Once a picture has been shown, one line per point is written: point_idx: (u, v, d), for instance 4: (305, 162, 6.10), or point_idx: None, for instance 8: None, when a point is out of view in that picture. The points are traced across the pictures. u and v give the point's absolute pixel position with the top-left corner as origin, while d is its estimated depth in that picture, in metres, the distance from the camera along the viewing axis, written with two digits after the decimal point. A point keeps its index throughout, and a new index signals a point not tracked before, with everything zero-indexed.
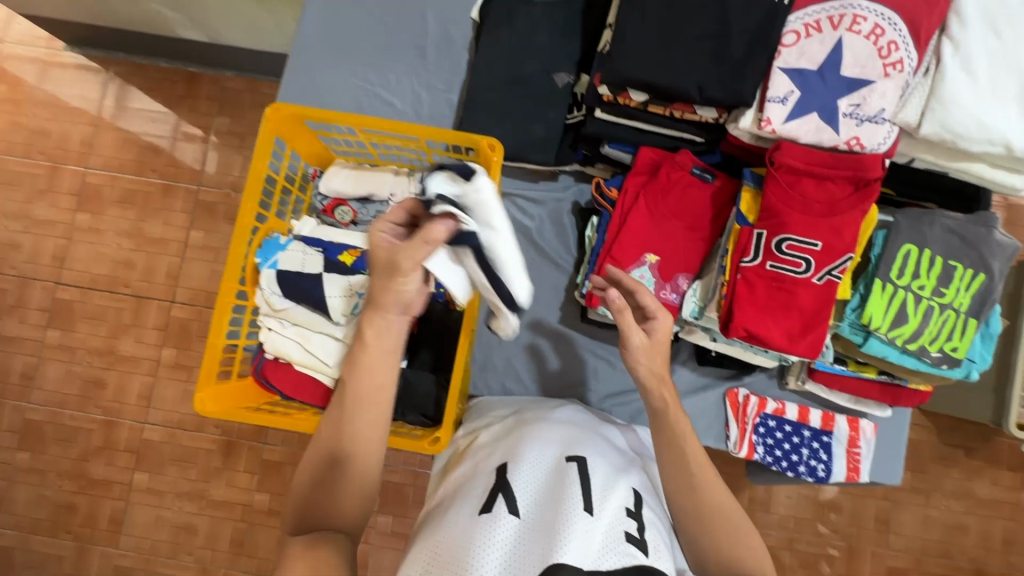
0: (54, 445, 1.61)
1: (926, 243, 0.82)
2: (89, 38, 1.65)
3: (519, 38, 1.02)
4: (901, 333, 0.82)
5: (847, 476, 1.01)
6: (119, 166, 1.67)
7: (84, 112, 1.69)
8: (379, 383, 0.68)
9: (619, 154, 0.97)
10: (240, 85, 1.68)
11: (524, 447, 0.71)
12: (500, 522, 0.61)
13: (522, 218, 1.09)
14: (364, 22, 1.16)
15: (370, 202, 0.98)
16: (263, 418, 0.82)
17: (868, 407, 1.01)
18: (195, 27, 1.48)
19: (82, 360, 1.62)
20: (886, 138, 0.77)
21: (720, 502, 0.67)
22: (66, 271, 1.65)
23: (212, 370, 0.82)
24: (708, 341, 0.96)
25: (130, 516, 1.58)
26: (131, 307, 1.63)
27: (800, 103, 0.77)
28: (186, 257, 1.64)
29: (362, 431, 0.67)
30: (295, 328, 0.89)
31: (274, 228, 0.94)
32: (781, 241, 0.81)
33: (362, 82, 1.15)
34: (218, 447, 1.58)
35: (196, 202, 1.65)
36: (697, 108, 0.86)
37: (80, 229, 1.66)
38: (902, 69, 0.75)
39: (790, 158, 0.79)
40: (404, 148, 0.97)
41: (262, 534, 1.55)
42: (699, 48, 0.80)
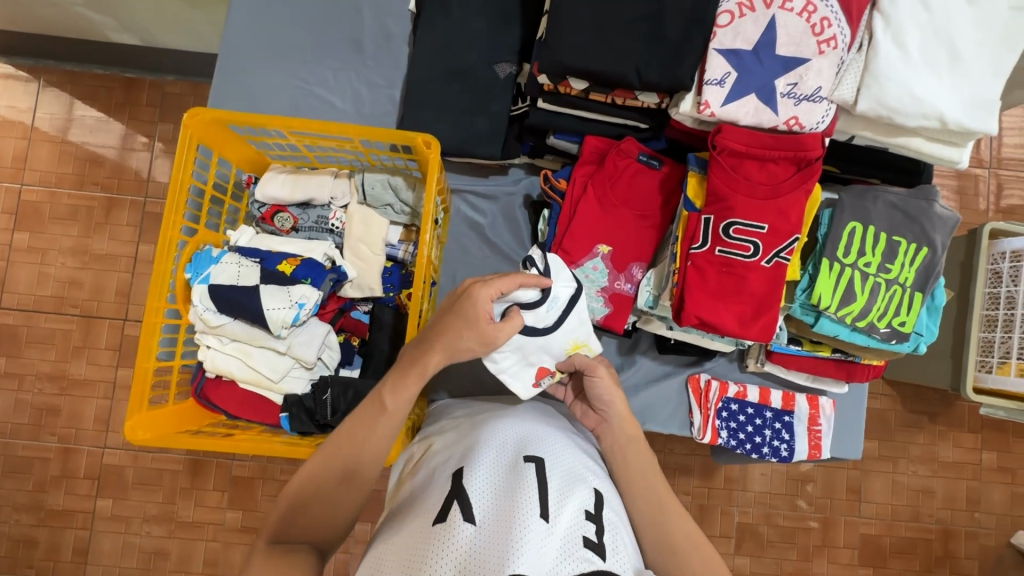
0: (7, 478, 1.53)
1: (870, 219, 0.82)
2: (12, 45, 1.55)
3: (458, 29, 0.99)
4: (851, 311, 0.82)
5: (809, 453, 1.02)
6: (57, 180, 1.58)
7: (15, 125, 1.59)
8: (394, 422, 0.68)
9: (565, 144, 0.95)
10: (182, 89, 1.60)
11: (481, 451, 0.68)
12: (454, 531, 0.57)
13: (473, 214, 1.07)
14: (297, 18, 1.11)
15: (311, 206, 0.95)
16: (201, 442, 0.78)
17: (826, 384, 1.02)
18: (125, 30, 1.40)
19: (32, 387, 1.54)
20: (824, 116, 0.76)
21: (683, 520, 0.70)
22: (7, 294, 1.56)
23: (144, 395, 0.77)
24: (666, 330, 0.96)
25: (95, 545, 1.51)
26: (80, 328, 1.55)
27: (738, 85, 0.76)
28: (137, 272, 1.56)
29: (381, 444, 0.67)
30: (235, 344, 0.85)
31: (206, 240, 0.89)
32: (728, 225, 0.80)
33: (299, 82, 1.10)
34: (184, 467, 1.52)
35: (143, 213, 1.58)
36: (638, 94, 0.84)
37: (19, 249, 1.57)
38: (836, 46, 0.74)
39: (732, 141, 0.78)
40: (340, 149, 0.93)
41: (237, 552, 1.50)
42: (635, 32, 0.78)
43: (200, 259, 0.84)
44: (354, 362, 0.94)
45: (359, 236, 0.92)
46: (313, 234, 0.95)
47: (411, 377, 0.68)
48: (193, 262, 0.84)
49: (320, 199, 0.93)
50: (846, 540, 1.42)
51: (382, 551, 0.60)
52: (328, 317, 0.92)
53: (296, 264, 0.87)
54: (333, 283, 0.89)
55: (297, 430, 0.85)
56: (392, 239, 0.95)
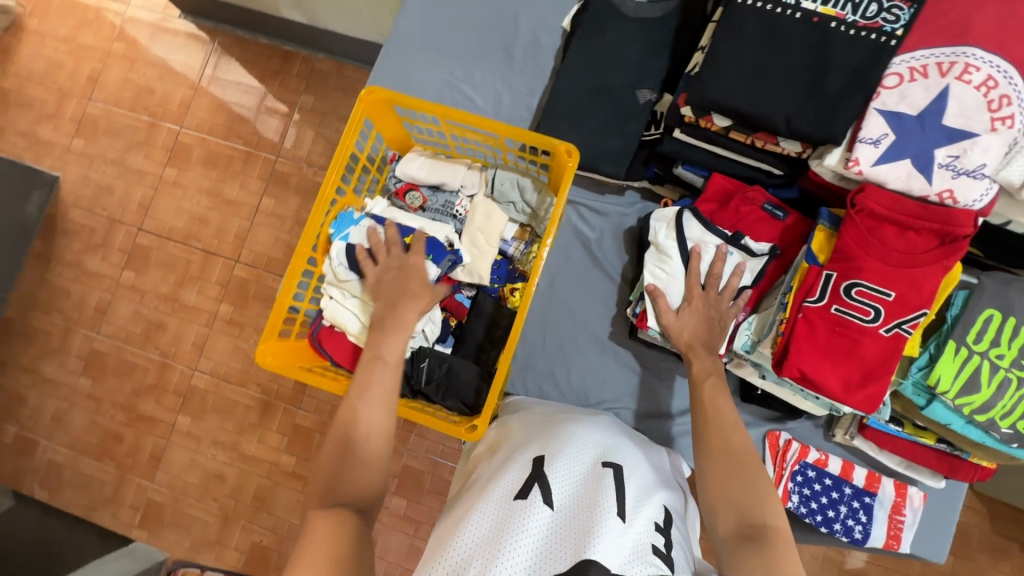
0: (113, 377, 1.73)
1: (1013, 310, 0.77)
2: (204, 9, 1.79)
3: (608, 51, 1.03)
4: (970, 402, 0.77)
5: (885, 542, 0.96)
6: (210, 129, 1.80)
7: (188, 76, 1.83)
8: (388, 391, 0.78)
9: (692, 175, 0.98)
10: (329, 67, 1.77)
11: (563, 443, 0.71)
12: (535, 511, 0.60)
13: (583, 226, 1.11)
14: (459, 19, 1.21)
15: (441, 190, 1.02)
16: (314, 378, 0.87)
17: (921, 473, 0.95)
18: (300, 9, 1.58)
19: (149, 303, 1.75)
20: (983, 195, 0.73)
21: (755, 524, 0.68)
22: (149, 219, 1.78)
23: (276, 326, 0.87)
24: (757, 378, 0.94)
25: (168, 454, 1.68)
26: (199, 261, 1.74)
27: (893, 147, 0.75)
28: (255, 222, 1.74)
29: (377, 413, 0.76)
30: (355, 301, 0.94)
31: (350, 203, 0.99)
32: (850, 286, 0.78)
33: (446, 76, 1.19)
34: (256, 404, 1.66)
35: (272, 171, 1.75)
36: (781, 141, 0.84)
37: (166, 182, 1.79)
38: (1012, 125, 0.71)
39: (873, 202, 0.77)
40: (481, 143, 1.00)
41: (283, 494, 1.61)
42: (793, 80, 0.79)
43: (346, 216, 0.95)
44: (447, 340, 0.99)
45: (477, 226, 0.99)
46: (437, 215, 1.02)
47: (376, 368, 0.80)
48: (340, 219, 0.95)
49: (453, 186, 1.01)
50: None
51: (461, 514, 0.65)
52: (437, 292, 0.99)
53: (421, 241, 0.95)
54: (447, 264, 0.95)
55: None
56: (508, 235, 1.01)
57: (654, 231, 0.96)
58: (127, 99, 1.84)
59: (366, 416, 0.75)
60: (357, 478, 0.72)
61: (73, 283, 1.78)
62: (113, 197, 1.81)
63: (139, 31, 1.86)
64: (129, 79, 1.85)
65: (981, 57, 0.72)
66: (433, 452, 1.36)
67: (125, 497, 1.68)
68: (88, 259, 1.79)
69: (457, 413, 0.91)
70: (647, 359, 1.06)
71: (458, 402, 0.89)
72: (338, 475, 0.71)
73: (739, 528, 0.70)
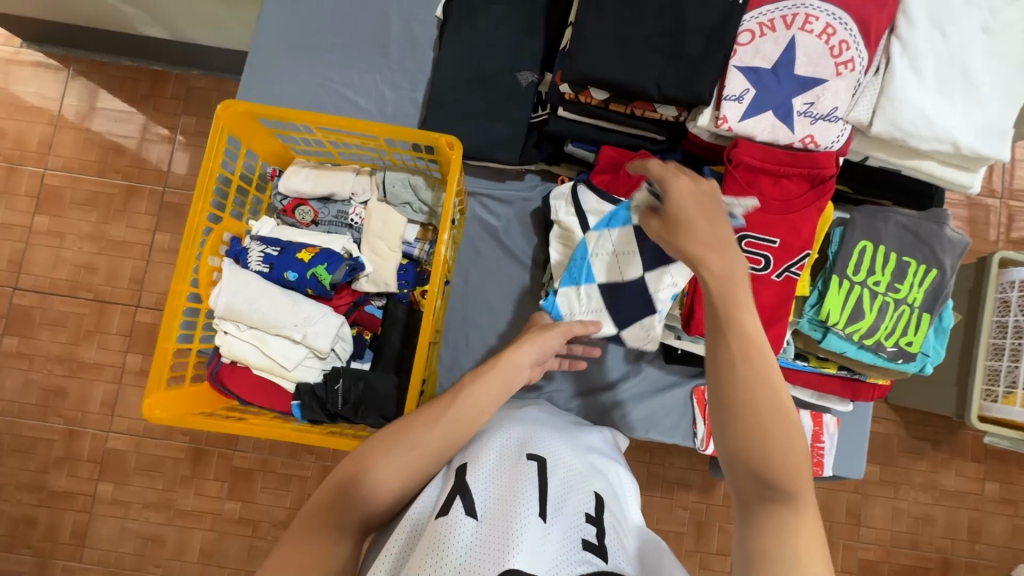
0: (12, 457, 1.54)
1: (881, 239, 0.83)
2: (47, 34, 1.60)
3: (482, 37, 1.01)
4: (857, 329, 0.83)
5: (811, 470, 1.02)
6: (80, 167, 1.62)
7: (43, 111, 1.63)
8: (416, 446, 0.63)
9: (583, 153, 0.97)
10: (207, 84, 1.63)
11: (483, 450, 0.69)
12: (456, 525, 0.57)
13: (488, 216, 1.09)
14: (325, 18, 1.14)
15: (331, 201, 0.97)
16: (212, 424, 0.80)
17: (830, 401, 1.02)
18: (156, 23, 1.44)
19: (42, 369, 1.56)
20: (839, 136, 0.78)
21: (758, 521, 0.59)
22: (24, 276, 1.59)
23: (162, 376, 0.80)
24: (673, 339, 0.97)
25: (94, 529, 1.52)
26: (94, 312, 1.57)
27: (756, 102, 0.78)
28: (152, 260, 1.59)
29: (402, 460, 0.62)
30: (252, 331, 0.87)
31: (229, 229, 0.91)
32: (741, 238, 0.81)
33: (324, 81, 1.13)
34: (186, 455, 1.53)
35: (161, 203, 1.60)
36: (658, 107, 0.86)
37: (38, 232, 1.60)
38: (853, 68, 0.76)
39: (747, 156, 0.80)
40: (364, 147, 0.95)
41: (233, 543, 1.50)
42: (657, 47, 0.80)
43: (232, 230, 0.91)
44: (365, 355, 0.95)
45: (377, 231, 0.94)
46: (332, 227, 0.97)
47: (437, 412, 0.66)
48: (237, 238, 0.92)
49: (342, 195, 0.96)
50: (843, 564, 1.41)
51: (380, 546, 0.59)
52: (343, 308, 0.94)
53: (314, 254, 0.89)
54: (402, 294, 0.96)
55: (309, 418, 0.87)
56: (409, 237, 0.96)
57: (554, 211, 0.96)
58: None
59: (380, 471, 0.61)
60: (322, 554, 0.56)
61: None
62: None
63: None
64: None
65: (818, 7, 0.76)
66: None
67: None
68: None
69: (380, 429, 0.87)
70: None
71: (379, 419, 0.85)
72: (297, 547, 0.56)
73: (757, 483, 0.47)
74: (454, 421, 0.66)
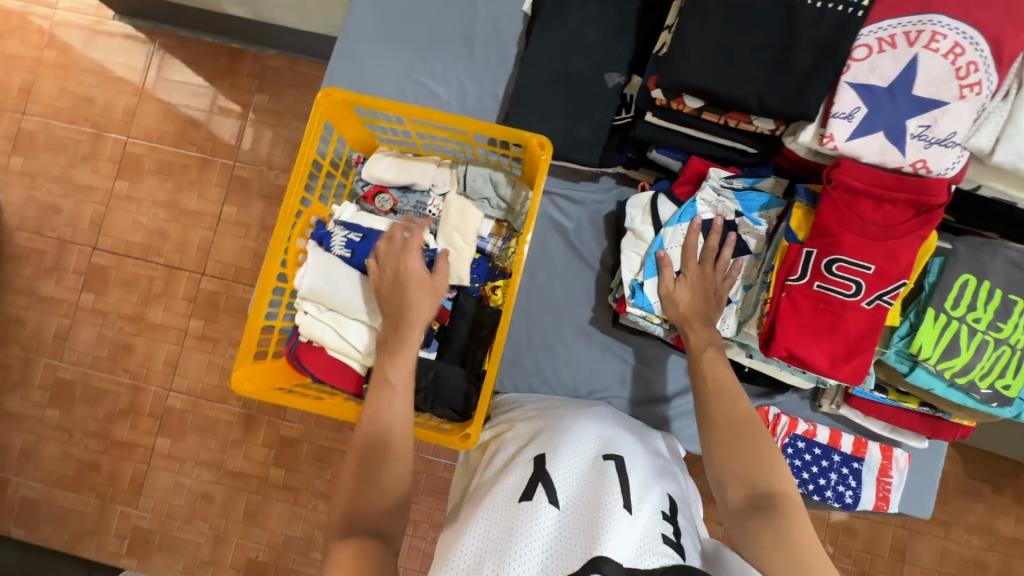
0: (82, 405, 1.65)
1: (986, 274, 0.79)
2: (139, 8, 1.67)
3: (571, 35, 1.00)
4: (950, 366, 0.79)
5: (875, 504, 0.99)
6: (159, 137, 1.70)
7: (130, 81, 1.72)
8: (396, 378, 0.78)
9: (667, 159, 0.96)
10: (282, 64, 1.68)
11: (561, 440, 0.70)
12: (540, 512, 0.59)
13: (560, 217, 1.08)
14: (414, 8, 1.15)
15: (411, 191, 0.98)
16: (290, 399, 0.84)
17: (905, 436, 0.98)
18: (243, 4, 1.48)
19: (113, 325, 1.66)
20: (955, 163, 0.74)
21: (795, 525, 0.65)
22: (103, 237, 1.69)
23: (250, 349, 0.84)
24: (745, 357, 0.94)
25: (150, 479, 1.62)
26: (162, 276, 1.66)
27: (866, 121, 0.74)
28: (219, 231, 1.66)
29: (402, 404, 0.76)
30: (331, 314, 0.90)
31: (315, 213, 0.94)
32: (831, 261, 0.78)
33: (407, 70, 1.14)
34: (238, 420, 1.61)
35: (231, 176, 1.67)
36: (754, 119, 0.83)
37: (118, 196, 1.70)
38: (979, 92, 0.71)
39: (850, 176, 0.77)
40: (449, 140, 0.96)
41: (275, 507, 1.57)
42: (764, 58, 0.77)
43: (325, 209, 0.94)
44: (431, 345, 0.97)
45: (451, 223, 0.95)
46: (409, 217, 0.98)
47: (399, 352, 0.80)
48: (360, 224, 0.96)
49: (423, 186, 0.97)
50: None
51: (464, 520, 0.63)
52: None
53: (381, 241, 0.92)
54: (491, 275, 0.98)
55: None
56: (484, 232, 0.97)
57: (630, 218, 0.95)
58: (65, 111, 1.72)
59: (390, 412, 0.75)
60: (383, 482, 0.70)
61: (27, 311, 1.68)
62: (61, 217, 1.70)
63: (69, 35, 1.73)
64: (65, 89, 1.72)
65: (948, 24, 0.72)
66: (425, 451, 1.34)
67: (109, 526, 1.62)
68: (41, 283, 1.69)
69: (448, 420, 0.90)
70: (633, 346, 1.06)
71: (447, 409, 0.88)
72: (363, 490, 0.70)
73: (749, 498, 0.69)
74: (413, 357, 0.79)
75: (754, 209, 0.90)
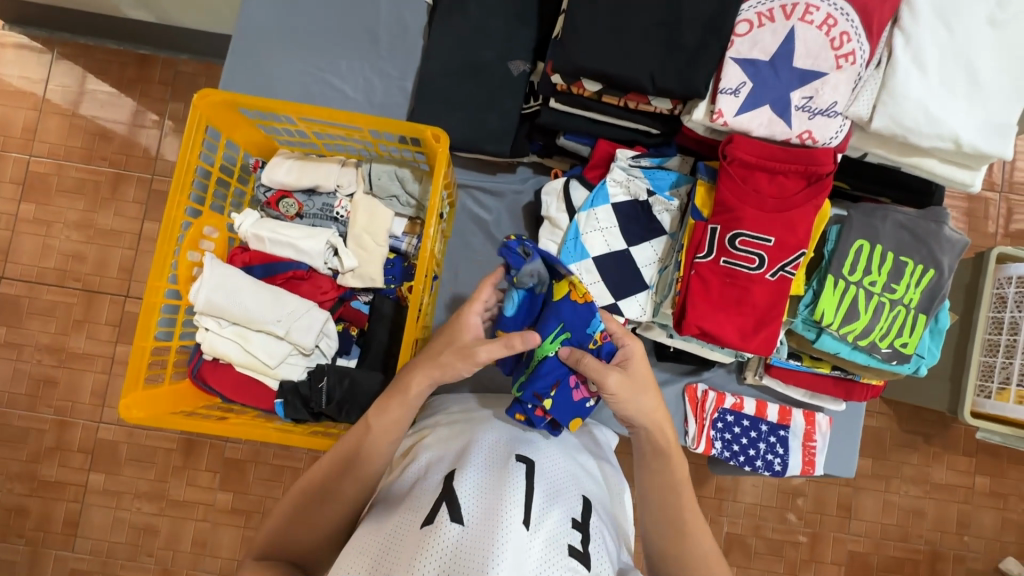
0: (3, 447, 1.53)
1: (879, 238, 0.81)
2: (28, 16, 1.55)
3: (473, 24, 0.98)
4: (852, 329, 0.81)
5: (802, 469, 1.01)
6: (65, 153, 1.58)
7: (26, 96, 1.59)
8: (394, 438, 0.71)
9: (575, 146, 0.94)
10: (194, 69, 1.59)
11: (472, 452, 0.68)
12: (443, 531, 0.56)
13: (479, 211, 1.06)
14: (312, 3, 1.10)
15: (316, 193, 0.94)
16: (191, 423, 0.78)
17: (823, 400, 1.01)
18: (140, 6, 1.39)
19: (31, 358, 1.54)
20: (838, 132, 0.76)
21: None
22: (10, 265, 1.56)
23: (141, 374, 0.78)
24: (665, 337, 0.94)
25: (86, 519, 1.52)
26: (82, 302, 1.55)
27: (752, 95, 0.75)
28: (141, 249, 1.56)
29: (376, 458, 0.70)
30: (234, 328, 0.85)
31: (210, 222, 0.89)
32: (735, 236, 0.79)
33: (311, 68, 1.09)
34: (178, 446, 1.52)
35: (149, 191, 1.57)
36: (652, 100, 0.83)
37: (24, 220, 1.57)
38: (854, 61, 0.73)
39: (743, 152, 0.77)
40: (349, 138, 0.92)
41: (226, 533, 1.50)
42: (652, 37, 0.77)
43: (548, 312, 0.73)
44: (351, 352, 0.94)
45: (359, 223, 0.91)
46: (317, 221, 0.94)
47: (393, 406, 0.72)
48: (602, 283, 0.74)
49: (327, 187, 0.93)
50: (834, 557, 1.42)
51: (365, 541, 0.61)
52: (327, 303, 0.92)
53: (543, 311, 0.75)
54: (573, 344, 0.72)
55: (291, 417, 0.85)
56: (397, 231, 0.95)
57: (546, 206, 0.95)
58: None
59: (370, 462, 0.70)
60: (316, 526, 0.67)
61: None
62: None
63: None
64: None
65: None
66: None
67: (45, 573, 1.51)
68: None
69: None
70: None
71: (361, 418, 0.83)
72: (292, 528, 0.67)
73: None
74: (412, 411, 0.72)
75: (664, 187, 0.90)
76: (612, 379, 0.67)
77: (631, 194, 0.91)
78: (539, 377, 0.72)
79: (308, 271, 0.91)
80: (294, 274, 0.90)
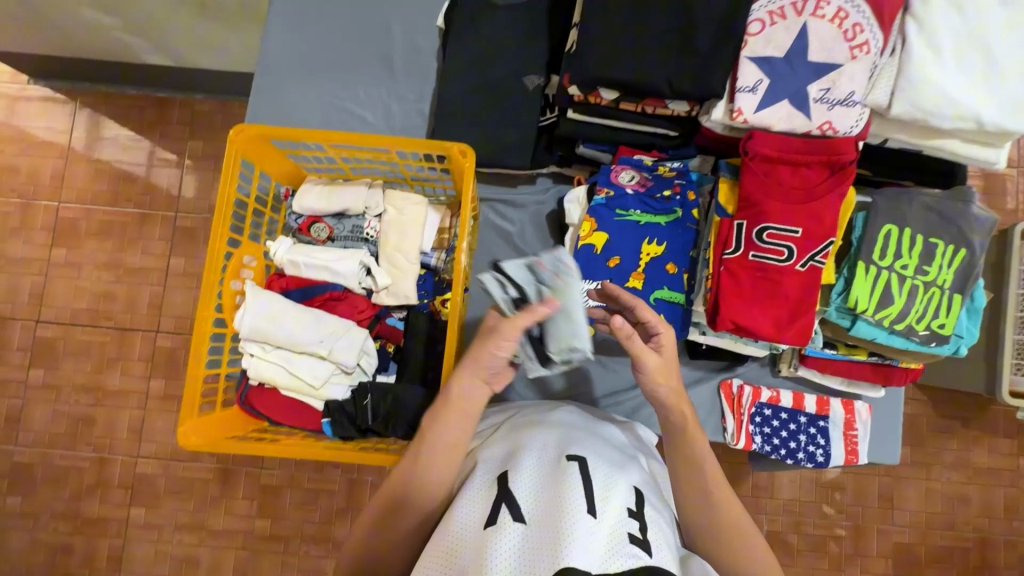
0: (46, 487, 1.56)
1: (906, 222, 0.82)
2: (54, 68, 1.61)
3: (485, 44, 1.01)
4: (888, 314, 0.81)
5: (845, 459, 1.01)
6: (93, 197, 1.64)
7: (54, 144, 1.65)
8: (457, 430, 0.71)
9: (595, 153, 0.96)
10: (211, 107, 1.64)
11: (522, 454, 0.69)
12: (506, 533, 0.58)
13: (501, 222, 1.08)
14: (327, 36, 1.14)
15: (346, 216, 0.97)
16: (244, 446, 0.81)
17: (861, 388, 1.01)
18: (160, 51, 1.45)
19: (68, 399, 1.58)
20: (858, 121, 0.77)
21: None
22: (46, 308, 1.61)
23: (195, 403, 0.81)
24: (699, 334, 0.94)
25: (129, 553, 1.54)
26: (114, 340, 1.59)
27: (770, 92, 0.77)
28: (168, 285, 1.61)
29: (433, 449, 0.70)
30: (278, 351, 0.88)
31: (249, 251, 0.92)
32: (762, 230, 0.80)
33: (329, 98, 1.13)
34: (215, 476, 1.54)
35: (174, 228, 1.62)
36: (669, 103, 0.85)
37: (56, 263, 1.62)
38: (869, 51, 0.75)
39: (763, 147, 0.79)
40: (375, 160, 0.95)
41: (265, 561, 1.51)
42: (666, 43, 0.79)
43: (629, 229, 0.92)
44: (390, 368, 0.95)
45: (501, 342, 0.71)
46: (348, 242, 0.97)
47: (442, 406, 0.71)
48: (596, 215, 0.93)
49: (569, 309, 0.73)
50: (879, 549, 1.40)
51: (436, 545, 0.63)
52: (365, 322, 0.94)
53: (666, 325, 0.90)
54: (624, 222, 0.92)
55: (339, 435, 0.88)
56: (427, 247, 0.97)
57: (569, 214, 0.97)
58: None
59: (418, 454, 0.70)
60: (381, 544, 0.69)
61: None
62: None
63: None
64: None
65: None
66: None
67: None
68: None
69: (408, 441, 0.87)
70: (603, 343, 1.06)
71: (408, 431, 0.85)
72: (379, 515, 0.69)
73: None
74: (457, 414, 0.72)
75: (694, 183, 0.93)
76: (650, 361, 0.71)
77: (648, 193, 0.92)
78: (675, 248, 0.91)
79: (343, 292, 0.93)
80: (331, 295, 0.93)
